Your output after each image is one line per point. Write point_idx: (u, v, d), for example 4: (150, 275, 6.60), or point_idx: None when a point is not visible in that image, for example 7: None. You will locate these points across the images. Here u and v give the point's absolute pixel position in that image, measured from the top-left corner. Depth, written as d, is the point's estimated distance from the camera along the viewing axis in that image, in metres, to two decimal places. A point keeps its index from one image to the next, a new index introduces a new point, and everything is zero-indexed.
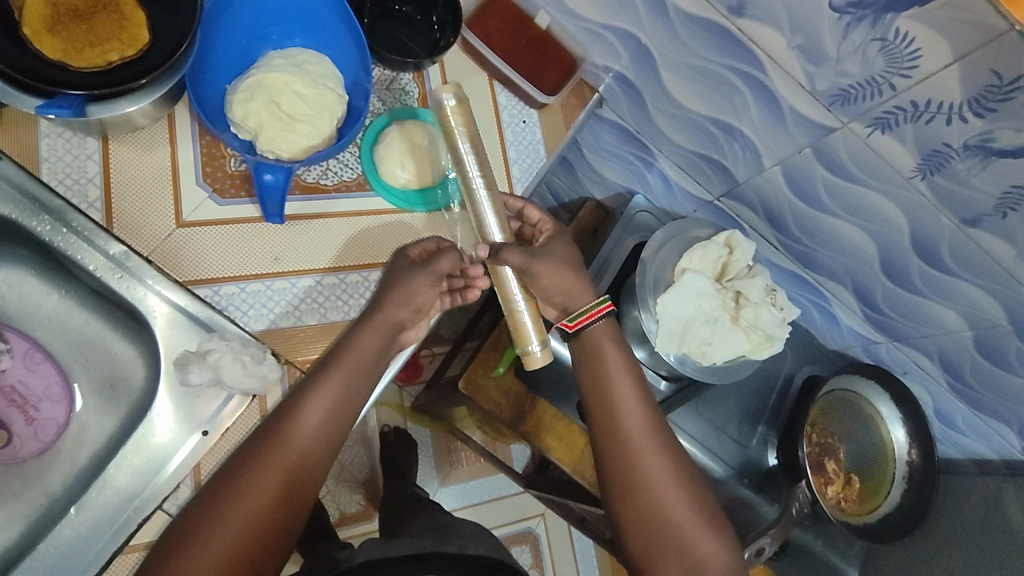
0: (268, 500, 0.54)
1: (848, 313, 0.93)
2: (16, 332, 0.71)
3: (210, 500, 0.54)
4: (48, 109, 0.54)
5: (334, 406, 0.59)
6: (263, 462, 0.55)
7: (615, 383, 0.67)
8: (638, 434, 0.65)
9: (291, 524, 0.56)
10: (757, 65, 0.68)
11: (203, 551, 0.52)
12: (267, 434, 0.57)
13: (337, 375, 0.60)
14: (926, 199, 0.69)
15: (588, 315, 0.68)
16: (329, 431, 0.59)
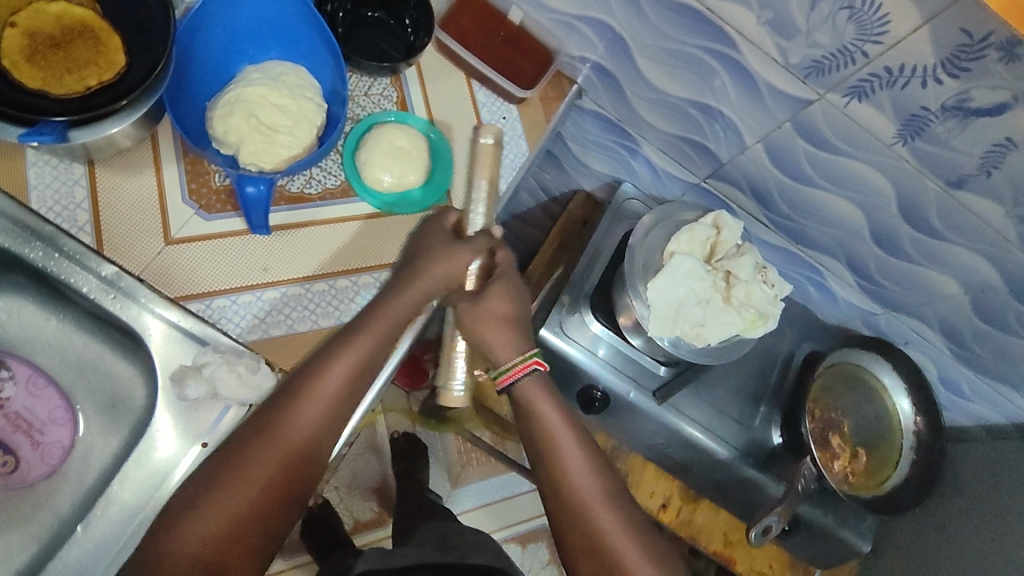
0: (279, 466, 0.56)
1: (844, 286, 0.93)
2: (18, 359, 0.72)
3: (221, 464, 0.56)
4: (30, 138, 0.56)
5: (349, 380, 0.60)
6: (276, 430, 0.57)
7: (551, 437, 0.65)
8: (586, 491, 0.63)
9: (300, 488, 0.58)
10: (730, 44, 0.68)
11: (215, 512, 0.54)
12: (284, 401, 0.58)
13: (358, 348, 0.60)
14: (909, 164, 0.69)
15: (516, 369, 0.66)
16: (344, 403, 0.60)
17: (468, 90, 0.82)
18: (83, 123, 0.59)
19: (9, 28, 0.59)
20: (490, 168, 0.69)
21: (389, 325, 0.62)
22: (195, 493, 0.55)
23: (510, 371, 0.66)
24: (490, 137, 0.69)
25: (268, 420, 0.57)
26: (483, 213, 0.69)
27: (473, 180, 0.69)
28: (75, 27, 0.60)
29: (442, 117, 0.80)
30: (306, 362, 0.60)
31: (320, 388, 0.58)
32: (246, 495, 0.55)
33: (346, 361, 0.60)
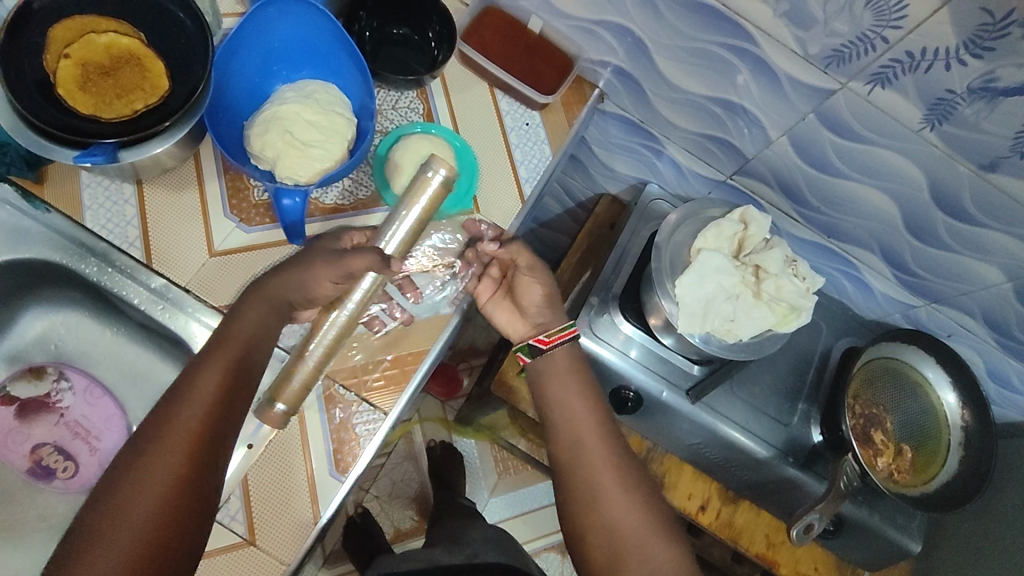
0: (169, 487, 0.52)
1: (879, 279, 0.91)
2: (76, 370, 0.77)
3: (103, 504, 0.50)
4: (83, 159, 0.60)
5: (221, 389, 0.57)
6: (152, 455, 0.52)
7: (564, 405, 0.72)
8: (589, 450, 0.69)
9: (201, 504, 0.53)
10: (748, 39, 0.68)
11: (114, 548, 0.48)
12: (152, 427, 0.54)
13: (221, 358, 0.58)
14: (938, 149, 0.68)
15: (561, 333, 0.74)
16: (224, 411, 0.57)
17: (492, 99, 0.84)
18: (130, 144, 0.63)
19: (63, 59, 0.63)
20: (430, 203, 0.64)
21: (245, 330, 0.61)
22: (74, 549, 0.48)
23: (560, 333, 0.74)
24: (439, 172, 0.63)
25: (139, 450, 0.53)
26: (401, 240, 0.64)
27: (405, 210, 0.64)
28: (122, 57, 0.64)
29: (467, 126, 0.82)
30: (169, 390, 0.57)
31: (189, 404, 0.55)
32: (138, 528, 0.50)
33: (210, 376, 0.57)
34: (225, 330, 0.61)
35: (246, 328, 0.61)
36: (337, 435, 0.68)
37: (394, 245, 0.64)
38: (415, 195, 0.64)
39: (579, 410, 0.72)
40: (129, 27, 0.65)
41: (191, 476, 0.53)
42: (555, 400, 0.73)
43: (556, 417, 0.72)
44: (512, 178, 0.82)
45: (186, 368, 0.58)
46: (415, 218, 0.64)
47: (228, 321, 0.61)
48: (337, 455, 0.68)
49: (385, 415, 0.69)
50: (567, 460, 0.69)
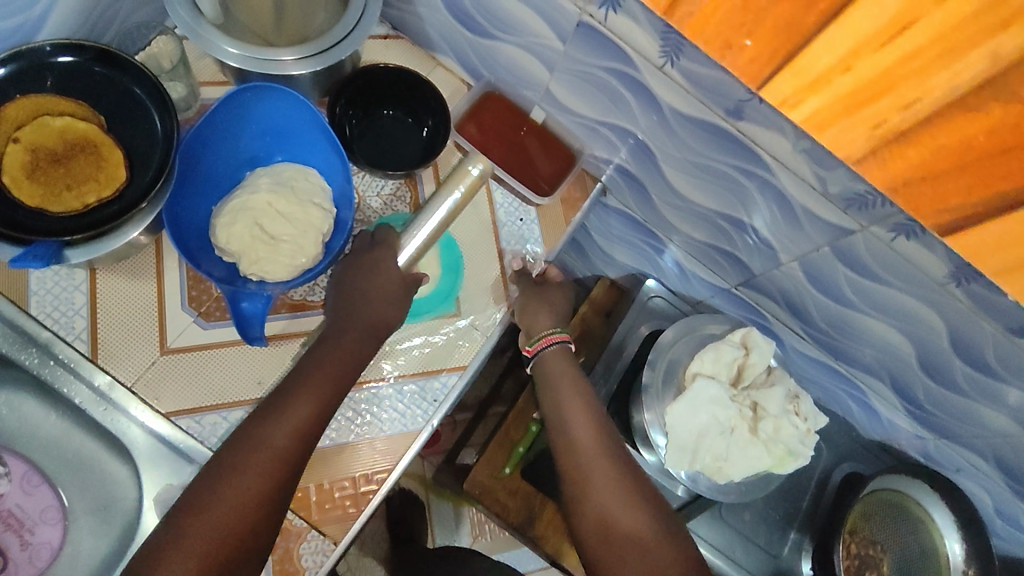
0: (244, 502, 0.56)
1: (886, 406, 0.85)
2: (14, 455, 0.71)
3: (206, 485, 0.57)
4: (21, 262, 0.53)
5: (310, 419, 0.60)
6: (240, 464, 0.57)
7: (560, 402, 0.72)
8: (587, 452, 0.68)
9: (271, 524, 0.57)
10: (763, 166, 0.63)
11: (205, 526, 0.55)
12: (240, 444, 0.58)
13: (320, 371, 0.62)
14: (964, 305, 0.61)
15: (544, 339, 0.75)
16: (307, 440, 0.60)
17: (486, 190, 0.79)
18: (90, 238, 0.57)
19: (11, 144, 0.57)
20: (462, 197, 0.63)
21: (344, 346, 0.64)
22: (162, 540, 0.54)
23: (541, 340, 0.75)
24: (476, 168, 0.64)
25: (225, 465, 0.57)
26: (422, 242, 0.64)
27: (433, 208, 0.63)
28: (78, 143, 0.59)
29: (457, 219, 0.78)
30: (272, 395, 0.61)
31: (274, 430, 0.59)
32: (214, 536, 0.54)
33: (308, 390, 0.61)
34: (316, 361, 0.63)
35: (337, 361, 0.63)
36: (282, 565, 0.63)
37: (406, 254, 0.64)
38: (452, 185, 0.63)
39: (576, 413, 0.71)
40: (87, 109, 0.60)
41: (275, 478, 0.58)
42: (563, 399, 0.72)
43: (553, 415, 0.72)
44: (501, 279, 0.77)
45: (279, 389, 0.62)
46: (442, 215, 0.63)
47: (326, 343, 0.64)
48: None
49: (335, 547, 0.65)
50: (574, 476, 0.67)
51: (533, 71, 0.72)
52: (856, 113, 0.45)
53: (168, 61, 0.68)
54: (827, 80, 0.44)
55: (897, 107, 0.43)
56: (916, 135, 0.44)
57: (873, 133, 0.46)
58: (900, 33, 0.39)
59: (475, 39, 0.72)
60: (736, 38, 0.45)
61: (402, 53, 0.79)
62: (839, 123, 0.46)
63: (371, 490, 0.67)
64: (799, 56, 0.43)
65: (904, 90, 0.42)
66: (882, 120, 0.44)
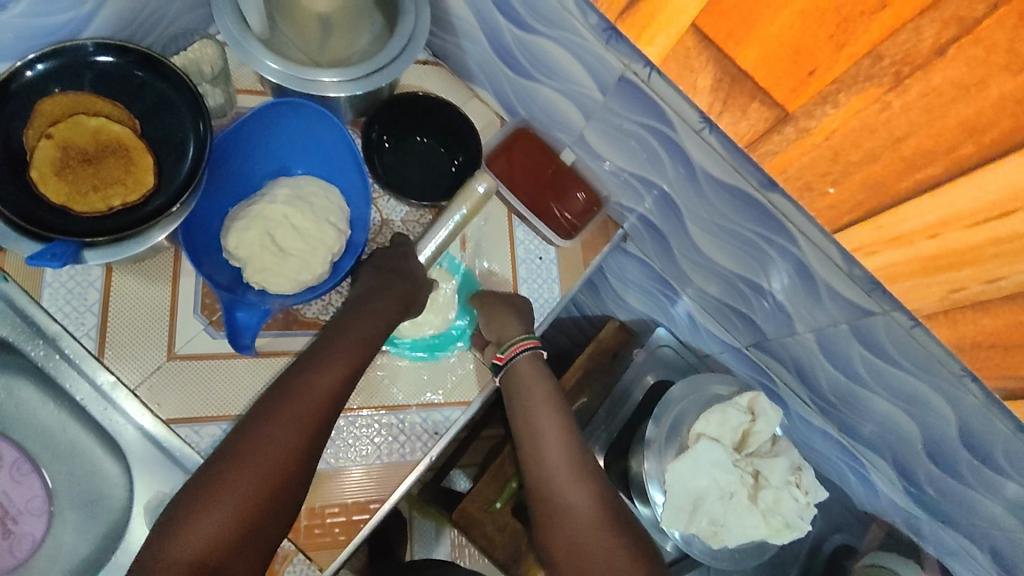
0: (277, 465, 0.56)
1: (885, 482, 0.84)
2: (8, 441, 0.71)
3: (236, 445, 0.56)
4: (37, 260, 0.52)
5: (339, 382, 0.61)
6: (272, 425, 0.57)
7: (527, 404, 0.70)
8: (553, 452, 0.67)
9: (305, 482, 0.58)
10: (790, 239, 0.62)
11: (237, 486, 0.54)
12: (276, 399, 0.59)
13: (350, 348, 0.63)
14: (978, 399, 0.60)
15: (515, 347, 0.71)
16: (337, 402, 0.61)
17: (508, 224, 0.79)
18: (112, 241, 0.56)
19: (44, 139, 0.57)
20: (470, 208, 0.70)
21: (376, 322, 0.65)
22: (198, 494, 0.54)
23: (514, 347, 0.71)
24: (483, 185, 0.69)
25: (261, 418, 0.57)
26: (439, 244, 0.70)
27: (440, 226, 0.70)
28: (109, 145, 0.59)
29: (475, 249, 0.78)
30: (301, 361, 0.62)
31: (311, 387, 0.60)
32: (257, 489, 0.55)
33: (339, 362, 0.62)
34: (348, 329, 0.64)
35: (368, 327, 0.65)
36: None
37: (428, 253, 0.70)
38: (461, 197, 0.69)
39: (540, 414, 0.70)
40: (124, 111, 0.60)
41: (308, 442, 0.58)
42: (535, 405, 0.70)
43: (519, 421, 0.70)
44: None
45: (309, 350, 0.63)
46: (447, 232, 0.70)
47: (350, 320, 0.65)
48: None
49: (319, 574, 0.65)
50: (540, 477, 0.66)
51: (568, 115, 0.72)
52: (935, 274, 0.45)
53: (210, 68, 0.68)
54: (909, 241, 0.43)
55: (977, 279, 0.43)
56: (991, 307, 0.44)
57: (948, 294, 0.46)
58: (997, 218, 0.38)
59: (515, 77, 0.72)
60: (819, 185, 0.45)
61: (441, 81, 0.80)
62: (914, 279, 0.46)
63: (363, 518, 0.67)
64: (886, 215, 0.43)
65: (988, 267, 0.41)
66: (961, 287, 0.44)
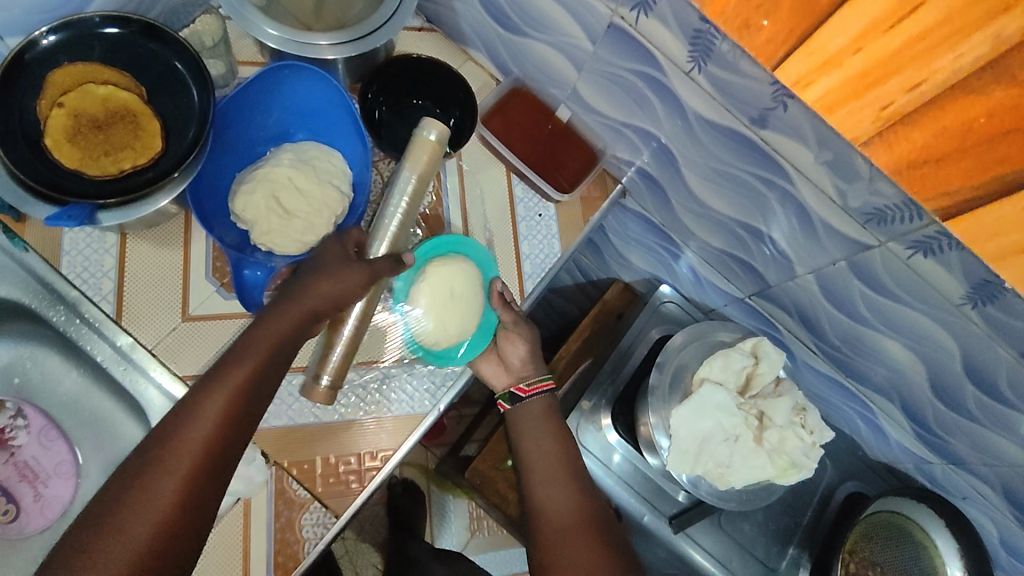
0: (160, 521, 0.49)
1: (895, 427, 0.84)
2: (34, 408, 0.74)
3: (113, 503, 0.50)
4: (55, 220, 0.55)
5: (233, 411, 0.55)
6: (154, 475, 0.51)
7: (532, 426, 0.75)
8: (549, 462, 0.73)
9: (197, 532, 0.52)
10: (784, 176, 0.63)
11: (115, 552, 0.48)
12: (154, 451, 0.52)
13: (244, 373, 0.56)
14: (979, 327, 0.61)
15: (539, 384, 0.77)
16: (230, 435, 0.55)
17: (507, 183, 0.80)
18: (123, 203, 0.58)
19: (56, 108, 0.60)
20: (421, 168, 0.65)
21: (277, 337, 0.59)
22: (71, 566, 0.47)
23: (538, 384, 0.76)
24: (433, 134, 0.64)
25: (146, 466, 0.51)
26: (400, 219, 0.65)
27: (397, 196, 0.65)
28: (118, 112, 0.61)
29: (475, 209, 0.79)
30: (189, 393, 0.56)
31: (197, 423, 0.53)
32: (137, 552, 0.48)
33: (228, 389, 0.55)
34: (246, 347, 0.58)
35: (267, 345, 0.58)
36: (282, 534, 0.66)
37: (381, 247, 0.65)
38: (414, 159, 0.64)
39: (543, 434, 0.75)
40: (129, 79, 0.62)
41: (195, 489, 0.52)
42: (536, 425, 0.75)
43: (524, 441, 0.75)
44: (515, 271, 0.78)
45: (205, 378, 0.56)
46: (406, 199, 0.65)
47: (250, 336, 0.59)
48: (278, 557, 0.65)
49: (335, 520, 0.67)
50: (534, 486, 0.72)
51: (560, 69, 0.73)
52: (866, 93, 0.46)
53: (210, 38, 0.69)
54: (840, 62, 0.45)
55: (903, 88, 0.44)
56: (917, 118, 0.46)
57: (880, 115, 0.47)
58: (906, 15, 0.41)
59: (507, 35, 0.73)
60: (755, 19, 0.47)
61: (434, 45, 0.81)
62: (848, 105, 0.48)
63: (375, 466, 0.69)
64: (814, 37, 0.45)
65: (910, 72, 0.43)
66: (889, 102, 0.46)
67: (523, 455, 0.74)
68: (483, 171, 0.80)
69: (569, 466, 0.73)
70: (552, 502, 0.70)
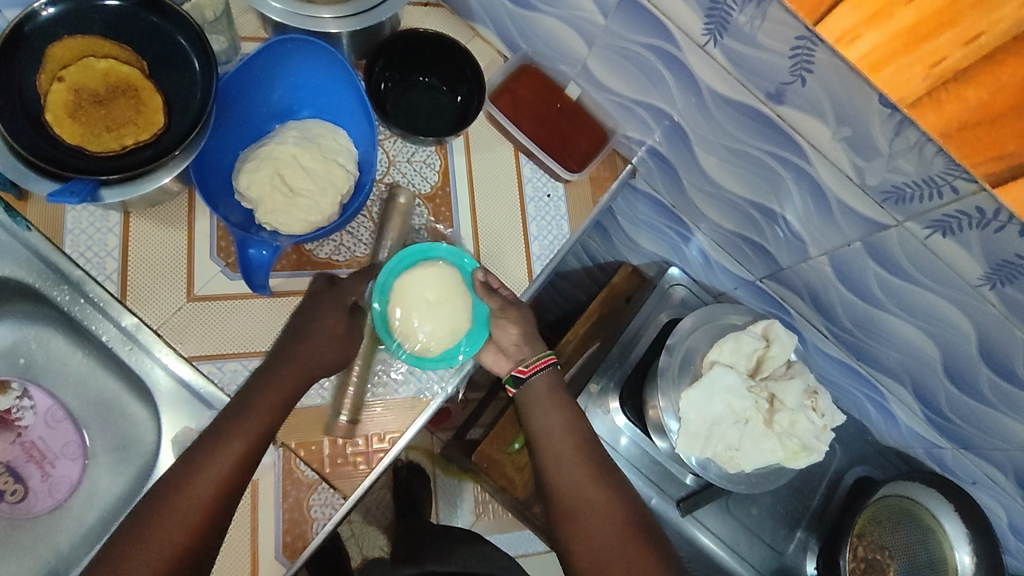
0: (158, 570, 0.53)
1: (906, 412, 0.84)
2: (40, 389, 0.73)
3: (120, 548, 0.53)
4: (57, 197, 0.54)
5: (238, 464, 0.57)
6: (158, 526, 0.54)
7: (540, 407, 0.73)
8: (560, 442, 0.71)
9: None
10: (800, 154, 0.61)
11: None
12: (162, 501, 0.55)
13: (249, 428, 0.59)
14: (996, 307, 0.60)
15: (539, 362, 0.73)
16: (232, 487, 0.57)
17: (515, 163, 0.79)
18: (124, 179, 0.57)
19: (56, 82, 0.58)
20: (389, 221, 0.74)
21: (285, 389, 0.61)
22: None
23: (538, 362, 0.73)
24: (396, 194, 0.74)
25: (152, 516, 0.54)
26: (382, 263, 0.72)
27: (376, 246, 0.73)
28: (119, 86, 0.60)
29: (482, 190, 0.78)
30: (198, 441, 0.58)
31: (201, 476, 0.56)
32: None
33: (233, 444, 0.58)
34: (251, 398, 0.60)
35: (274, 396, 0.60)
36: (290, 515, 0.65)
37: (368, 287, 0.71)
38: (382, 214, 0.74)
39: (552, 413, 0.72)
40: (130, 53, 0.61)
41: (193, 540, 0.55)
42: (544, 402, 0.73)
43: (534, 423, 0.73)
44: (524, 253, 0.77)
45: (212, 428, 0.59)
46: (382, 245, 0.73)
47: (259, 385, 0.61)
48: (287, 538, 0.65)
49: (343, 501, 0.66)
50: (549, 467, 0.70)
51: (570, 45, 0.71)
52: (916, 48, 0.43)
53: (211, 11, 0.68)
54: (889, 13, 0.42)
55: (959, 42, 0.42)
56: (974, 73, 0.43)
57: (930, 72, 0.44)
58: None
59: (516, 10, 0.71)
60: None
61: (441, 21, 0.79)
62: (895, 61, 0.45)
63: (383, 449, 0.68)
64: None
65: (969, 23, 0.40)
66: (943, 57, 0.43)
67: (536, 435, 0.72)
68: (490, 151, 0.78)
69: (583, 443, 0.71)
70: (569, 483, 0.68)
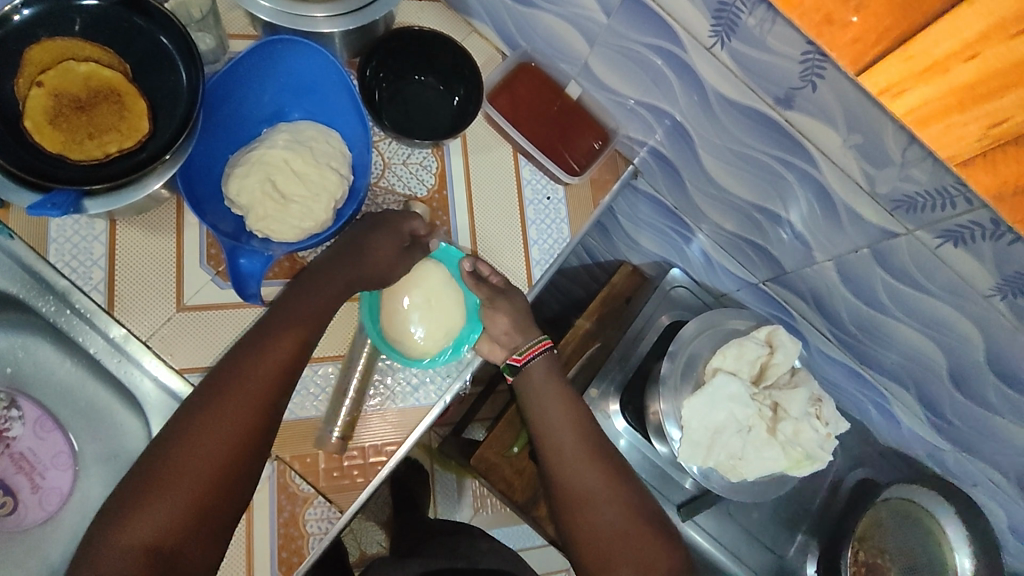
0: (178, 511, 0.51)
1: (908, 415, 0.83)
2: (28, 399, 0.71)
3: (135, 492, 0.51)
4: (37, 209, 0.51)
5: (257, 404, 0.56)
6: (178, 464, 0.52)
7: (545, 404, 0.71)
8: (566, 438, 0.70)
9: (214, 523, 0.53)
10: (809, 160, 0.60)
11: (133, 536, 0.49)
12: (176, 439, 0.53)
13: (268, 366, 0.58)
14: (1006, 318, 0.59)
15: (532, 349, 0.73)
16: (253, 427, 0.56)
17: (514, 164, 0.77)
18: (112, 188, 0.55)
19: (35, 88, 0.56)
20: None
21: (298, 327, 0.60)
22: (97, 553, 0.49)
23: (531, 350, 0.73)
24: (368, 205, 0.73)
25: (168, 451, 0.53)
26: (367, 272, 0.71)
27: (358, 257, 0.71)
28: (101, 90, 0.58)
29: (479, 191, 0.75)
30: (211, 385, 0.57)
31: (219, 413, 0.55)
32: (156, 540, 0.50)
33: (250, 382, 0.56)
34: (265, 340, 0.59)
35: (287, 335, 0.60)
36: (286, 529, 0.64)
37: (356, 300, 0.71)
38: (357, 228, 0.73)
39: (556, 409, 0.71)
40: (113, 56, 0.59)
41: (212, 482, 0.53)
42: (547, 398, 0.72)
43: (538, 418, 0.71)
44: (523, 257, 0.75)
45: (224, 368, 0.58)
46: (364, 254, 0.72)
47: (271, 328, 0.60)
48: (283, 551, 0.64)
49: (340, 514, 0.65)
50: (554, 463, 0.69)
51: (571, 43, 0.68)
52: (972, 107, 0.42)
53: (197, 10, 0.65)
54: (944, 69, 0.41)
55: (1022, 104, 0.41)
56: None
57: (987, 132, 0.43)
58: None
59: (515, 6, 0.69)
60: (841, 16, 0.43)
61: (436, 16, 0.77)
62: (946, 119, 0.44)
63: (381, 461, 0.68)
64: (916, 40, 0.41)
65: None
66: (1005, 118, 0.42)
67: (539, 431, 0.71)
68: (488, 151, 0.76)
69: (588, 438, 0.70)
70: (578, 480, 0.68)
